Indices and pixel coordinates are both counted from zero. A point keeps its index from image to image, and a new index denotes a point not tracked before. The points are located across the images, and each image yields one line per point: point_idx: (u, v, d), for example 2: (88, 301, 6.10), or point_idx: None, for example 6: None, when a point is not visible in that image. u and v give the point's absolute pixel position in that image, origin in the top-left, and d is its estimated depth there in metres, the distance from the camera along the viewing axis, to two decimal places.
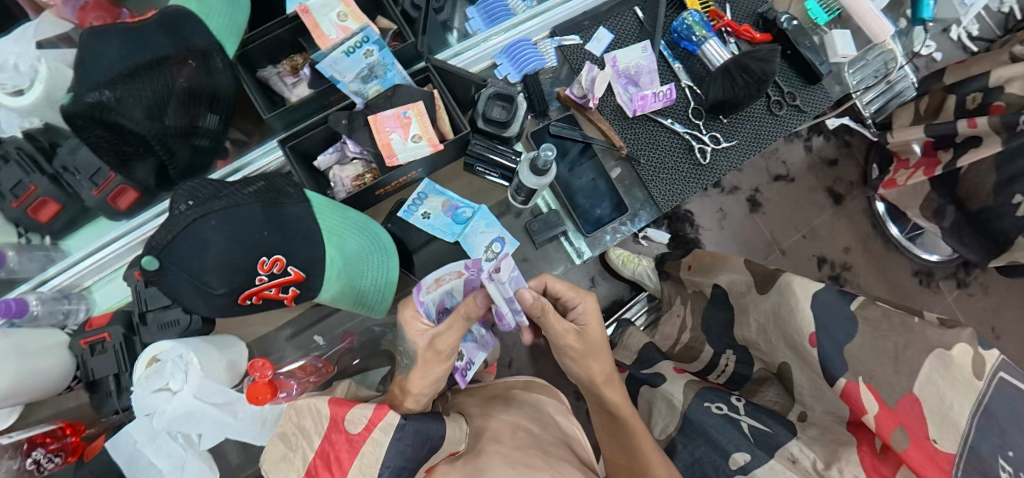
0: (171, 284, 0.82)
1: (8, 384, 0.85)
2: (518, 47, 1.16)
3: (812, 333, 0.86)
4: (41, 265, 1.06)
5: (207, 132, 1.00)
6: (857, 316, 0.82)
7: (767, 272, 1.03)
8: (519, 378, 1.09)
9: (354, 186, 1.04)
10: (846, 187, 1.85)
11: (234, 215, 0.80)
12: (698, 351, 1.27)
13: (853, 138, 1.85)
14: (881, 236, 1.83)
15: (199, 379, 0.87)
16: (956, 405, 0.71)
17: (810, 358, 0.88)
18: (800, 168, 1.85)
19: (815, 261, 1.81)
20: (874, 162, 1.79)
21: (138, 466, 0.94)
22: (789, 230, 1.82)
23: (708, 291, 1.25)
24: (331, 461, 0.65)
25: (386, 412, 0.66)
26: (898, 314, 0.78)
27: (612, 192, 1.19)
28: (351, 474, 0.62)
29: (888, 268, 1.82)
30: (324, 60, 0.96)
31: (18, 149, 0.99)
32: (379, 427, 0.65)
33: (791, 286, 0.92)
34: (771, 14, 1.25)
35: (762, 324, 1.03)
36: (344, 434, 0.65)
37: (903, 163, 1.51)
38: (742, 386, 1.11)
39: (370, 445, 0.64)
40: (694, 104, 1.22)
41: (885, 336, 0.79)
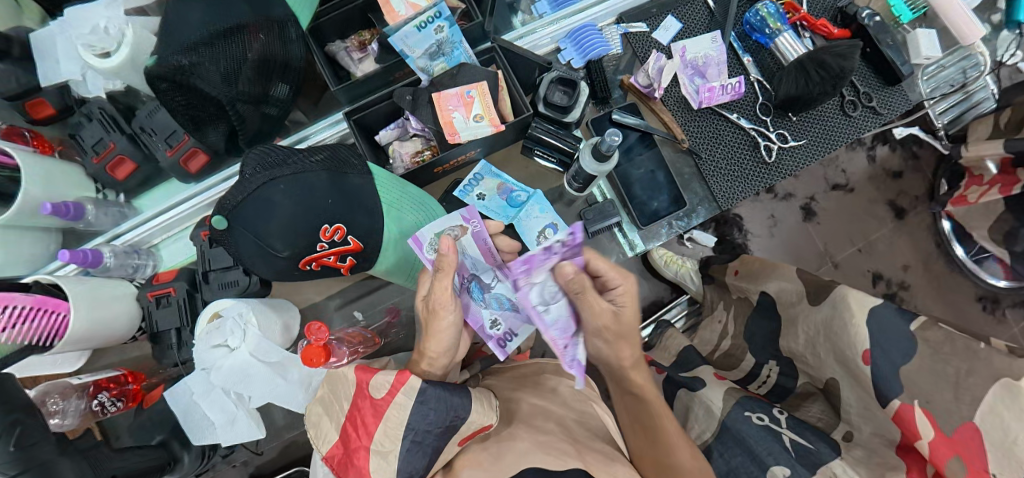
0: (235, 245, 0.84)
1: (82, 330, 0.91)
2: (583, 32, 1.12)
3: (866, 351, 0.83)
4: (115, 220, 1.09)
5: (275, 101, 1.02)
6: (916, 337, 0.79)
7: (820, 282, 0.98)
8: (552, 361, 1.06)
9: (413, 162, 1.05)
10: (911, 201, 1.75)
11: (301, 180, 0.83)
12: (739, 359, 1.22)
13: (922, 150, 1.74)
14: (945, 256, 1.72)
15: (256, 338, 0.90)
16: (1021, 438, 0.66)
17: (861, 376, 0.84)
18: (861, 178, 1.75)
19: (870, 277, 1.72)
20: (943, 176, 1.68)
21: (194, 417, 0.99)
22: (844, 243, 1.74)
23: (754, 298, 1.20)
24: (359, 424, 0.67)
25: (407, 376, 0.67)
26: (963, 338, 0.74)
27: (671, 185, 1.14)
28: (377, 436, 0.66)
29: (947, 292, 1.72)
30: (395, 34, 0.94)
31: (101, 109, 1.06)
32: (402, 391, 0.66)
33: (845, 299, 0.88)
34: (851, 8, 1.19)
35: (810, 336, 0.98)
36: (368, 398, 0.67)
37: (975, 178, 1.43)
38: (784, 398, 1.06)
39: (392, 407, 0.66)
40: (762, 99, 1.17)
41: (946, 360, 0.75)
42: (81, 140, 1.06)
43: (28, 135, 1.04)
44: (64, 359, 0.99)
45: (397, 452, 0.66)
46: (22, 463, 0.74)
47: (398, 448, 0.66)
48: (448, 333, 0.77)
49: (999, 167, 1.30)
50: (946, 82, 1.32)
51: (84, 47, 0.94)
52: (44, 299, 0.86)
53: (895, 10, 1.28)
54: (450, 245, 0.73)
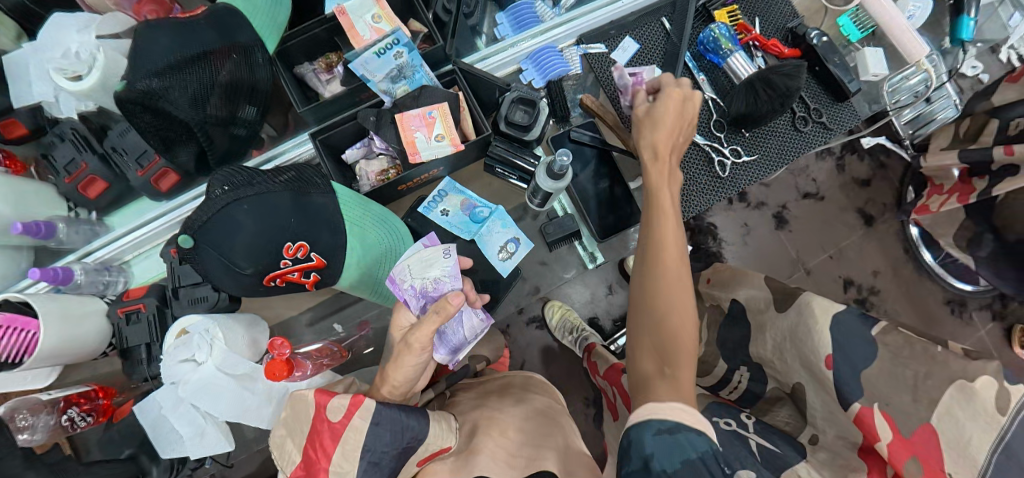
0: (202, 263, 0.88)
1: (52, 347, 0.93)
2: (544, 53, 1.18)
3: (829, 354, 0.89)
4: (86, 238, 1.12)
5: (244, 122, 1.06)
6: (877, 342, 0.86)
7: (786, 290, 1.05)
8: (521, 373, 1.21)
9: (378, 180, 1.09)
10: (879, 208, 1.81)
11: (264, 200, 0.86)
12: (711, 365, 1.26)
13: (889, 159, 1.82)
14: (914, 261, 1.78)
15: (222, 352, 0.94)
16: (975, 439, 0.72)
17: (825, 380, 0.90)
18: (831, 186, 1.83)
19: (841, 283, 1.78)
20: (910, 184, 1.75)
21: (162, 430, 1.01)
22: (816, 250, 1.81)
23: (727, 306, 1.26)
24: (318, 446, 0.75)
25: (361, 400, 0.75)
26: (921, 343, 0.81)
27: (627, 201, 1.17)
28: (335, 457, 0.73)
29: (916, 296, 1.78)
30: (357, 59, 0.99)
31: (72, 130, 1.09)
32: (358, 413, 0.74)
33: (810, 305, 0.94)
34: (801, 29, 1.26)
35: (778, 342, 1.04)
36: (326, 422, 0.75)
37: (937, 187, 1.49)
38: (753, 404, 1.11)
39: (348, 429, 0.73)
40: (716, 116, 1.22)
41: (905, 364, 0.81)
42: (53, 160, 1.09)
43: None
44: (35, 374, 1.01)
45: (354, 472, 0.74)
46: None
47: (354, 468, 0.74)
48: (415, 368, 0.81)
49: (960, 175, 1.34)
50: (909, 93, 1.39)
51: (56, 71, 0.98)
52: (14, 317, 0.89)
53: (843, 31, 1.34)
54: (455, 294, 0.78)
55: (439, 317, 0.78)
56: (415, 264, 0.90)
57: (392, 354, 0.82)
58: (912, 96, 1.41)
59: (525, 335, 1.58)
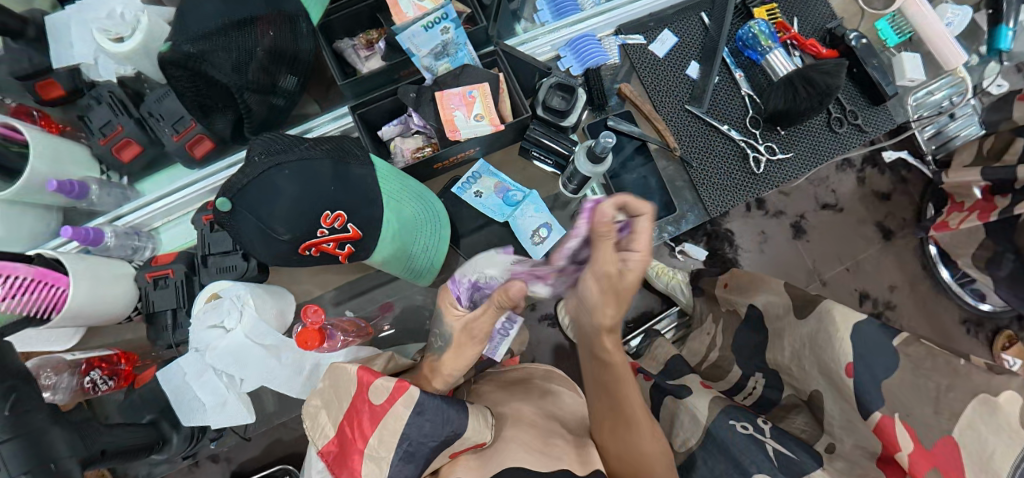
0: (238, 227, 0.87)
1: (76, 307, 0.92)
2: (582, 41, 1.17)
3: (850, 363, 0.89)
4: (117, 202, 1.11)
5: (284, 92, 1.06)
6: (898, 353, 0.85)
7: (806, 297, 1.04)
8: (541, 366, 1.19)
9: (413, 157, 1.08)
10: (898, 223, 1.85)
11: (306, 166, 0.86)
12: (726, 371, 1.28)
13: (909, 174, 1.85)
14: (932, 277, 1.82)
15: (252, 320, 0.93)
16: (998, 453, 0.71)
17: (844, 389, 0.90)
18: (850, 197, 1.87)
19: (857, 296, 1.82)
20: (930, 200, 1.79)
21: (184, 399, 0.99)
22: (833, 262, 1.84)
23: (743, 311, 1.27)
24: (356, 426, 0.77)
25: (406, 387, 0.76)
26: (943, 355, 0.80)
27: (663, 191, 1.18)
28: (371, 441, 0.75)
29: (932, 312, 1.82)
30: (403, 32, 0.97)
31: (110, 93, 1.09)
32: (400, 401, 0.75)
33: (830, 312, 0.95)
34: (840, 30, 1.25)
35: (795, 348, 1.05)
36: (367, 404, 0.77)
37: (959, 205, 1.48)
38: (769, 410, 1.12)
39: (389, 414, 0.75)
40: (752, 112, 1.22)
41: (927, 375, 0.81)
42: (90, 121, 1.09)
43: (36, 114, 1.11)
44: (60, 335, 1.02)
45: (390, 459, 0.74)
46: (13, 429, 0.71)
47: (391, 457, 0.74)
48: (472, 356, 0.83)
49: (983, 193, 1.32)
50: (932, 109, 1.38)
51: (99, 32, 0.98)
52: (44, 272, 0.88)
53: (880, 35, 1.34)
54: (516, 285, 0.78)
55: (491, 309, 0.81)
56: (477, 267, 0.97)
57: (454, 342, 0.83)
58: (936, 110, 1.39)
59: (541, 328, 1.58)
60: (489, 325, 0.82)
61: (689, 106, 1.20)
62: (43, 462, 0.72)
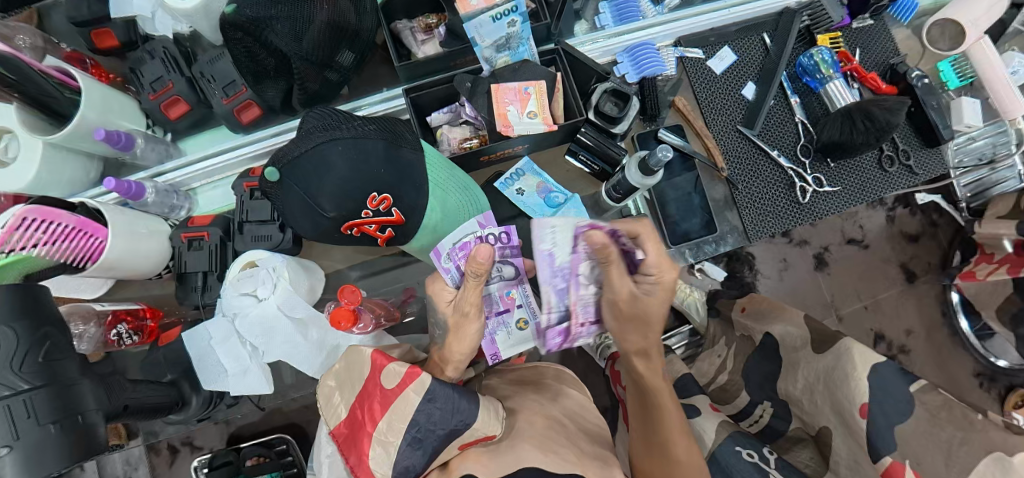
0: (283, 198, 0.87)
1: (111, 259, 0.91)
2: (641, 50, 1.14)
3: (863, 403, 0.93)
4: (159, 158, 1.11)
5: (340, 68, 1.05)
6: (914, 400, 0.89)
7: (823, 333, 1.08)
8: (552, 365, 1.17)
9: (460, 148, 1.06)
10: (923, 267, 1.85)
11: (358, 145, 0.85)
12: (732, 395, 1.35)
13: (941, 218, 1.85)
14: (949, 326, 1.83)
15: (286, 292, 0.93)
16: None
17: (856, 427, 0.95)
18: (878, 237, 1.85)
19: (872, 336, 1.82)
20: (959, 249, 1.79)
21: (206, 362, 0.99)
22: (851, 299, 1.84)
23: (759, 338, 1.29)
24: (368, 409, 0.79)
25: (417, 374, 0.77)
26: (961, 407, 0.84)
27: (705, 210, 1.15)
28: (381, 424, 0.77)
29: (945, 360, 1.82)
30: (471, 21, 0.96)
31: (164, 49, 1.08)
32: (411, 387, 0.76)
33: (849, 350, 0.98)
34: (902, 67, 1.22)
35: (809, 382, 1.09)
36: (379, 389, 0.79)
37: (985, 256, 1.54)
38: (775, 440, 1.21)
39: (400, 399, 0.76)
40: (803, 141, 1.19)
41: (943, 426, 0.85)
42: (140, 75, 1.08)
43: (89, 63, 1.10)
44: (88, 285, 1.02)
45: (398, 445, 0.77)
46: (45, 377, 0.70)
47: (398, 441, 0.77)
48: (475, 337, 0.85)
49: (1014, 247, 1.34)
50: (974, 155, 1.35)
51: None
52: (87, 221, 0.87)
53: (941, 76, 1.31)
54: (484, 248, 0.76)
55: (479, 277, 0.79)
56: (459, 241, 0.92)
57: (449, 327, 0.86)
58: (978, 158, 1.36)
59: None
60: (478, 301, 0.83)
61: (741, 127, 1.18)
62: (71, 414, 0.71)
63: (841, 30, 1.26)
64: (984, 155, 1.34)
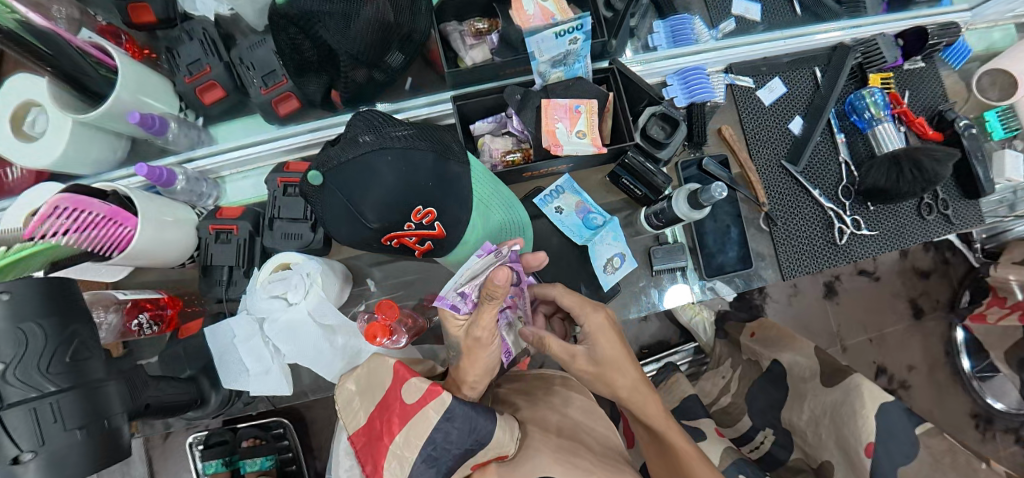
0: (326, 205, 0.83)
1: (139, 250, 0.88)
2: (693, 74, 1.12)
3: (870, 443, 1.02)
4: (192, 143, 1.07)
5: (387, 68, 1.02)
6: (918, 443, 0.99)
7: (834, 367, 1.15)
8: (555, 372, 1.12)
9: (503, 161, 1.03)
10: (931, 303, 1.85)
11: (408, 156, 0.82)
12: (736, 418, 1.38)
13: (954, 257, 1.86)
14: (951, 364, 1.83)
15: (318, 298, 0.90)
16: None
17: (860, 466, 1.03)
18: (890, 270, 1.86)
19: (874, 369, 1.81)
20: (968, 288, 1.80)
21: (227, 360, 0.97)
22: (857, 330, 1.84)
23: (765, 364, 1.33)
24: (388, 421, 0.76)
25: (438, 392, 0.75)
26: (964, 455, 0.94)
27: (743, 243, 1.14)
28: (399, 438, 0.74)
29: (945, 398, 1.81)
30: (533, 36, 0.92)
31: (204, 30, 1.05)
32: (431, 405, 0.74)
33: (859, 388, 1.07)
34: (950, 114, 1.20)
35: (815, 414, 1.15)
36: (399, 402, 0.77)
37: (999, 299, 1.60)
38: (774, 467, 1.25)
39: (418, 416, 0.74)
40: (845, 182, 1.18)
41: (945, 470, 0.95)
42: (177, 55, 1.04)
43: (123, 37, 1.07)
44: (109, 271, 1.00)
45: (413, 460, 0.73)
46: (72, 378, 0.68)
47: (414, 457, 0.74)
48: (490, 355, 0.79)
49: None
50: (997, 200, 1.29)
51: None
52: (117, 211, 0.84)
53: (987, 126, 1.25)
54: (503, 274, 0.69)
55: (495, 302, 0.73)
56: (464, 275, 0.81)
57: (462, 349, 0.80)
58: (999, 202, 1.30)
59: None
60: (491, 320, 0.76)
61: (785, 162, 1.17)
62: (99, 419, 0.69)
63: (893, 70, 1.24)
64: (1006, 199, 1.29)
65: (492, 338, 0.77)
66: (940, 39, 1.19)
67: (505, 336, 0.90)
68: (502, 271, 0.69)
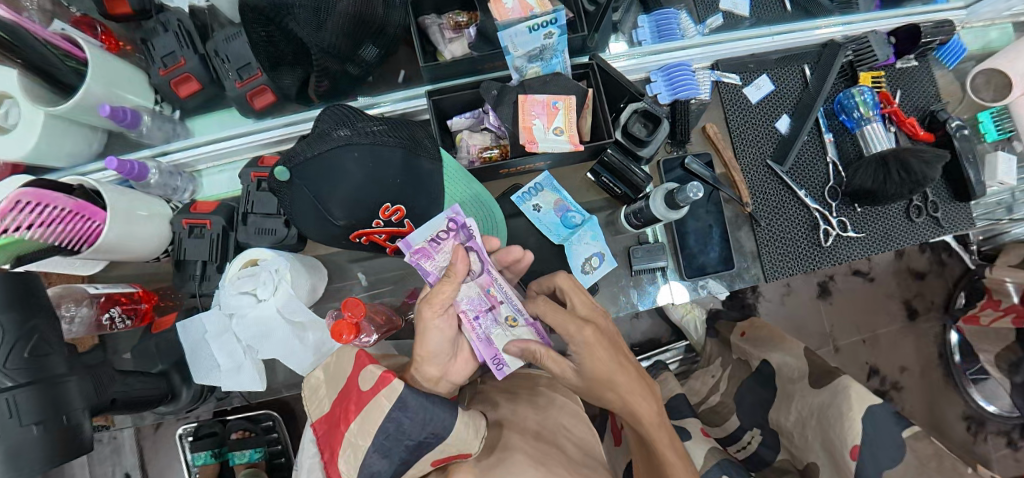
0: (292, 202, 0.81)
1: (108, 244, 0.87)
2: (678, 70, 1.10)
3: (856, 446, 1.00)
4: (166, 136, 1.07)
5: (363, 62, 1.00)
6: (905, 447, 0.97)
7: (822, 368, 1.14)
8: (542, 372, 1.12)
9: (479, 157, 1.02)
10: (926, 305, 1.83)
11: (376, 152, 0.80)
12: (723, 418, 1.36)
13: (950, 259, 1.83)
14: (944, 366, 1.80)
15: (286, 295, 0.89)
16: None
17: (845, 468, 1.02)
18: (884, 271, 1.84)
19: (866, 370, 1.80)
20: (963, 290, 1.77)
21: (199, 356, 0.96)
22: (850, 330, 1.82)
23: (754, 364, 1.32)
24: (347, 409, 0.75)
25: (390, 379, 0.74)
26: (950, 459, 0.92)
27: (725, 243, 1.12)
28: (354, 426, 0.73)
29: (938, 400, 1.80)
30: (506, 30, 0.90)
31: (179, 22, 1.04)
32: (384, 392, 0.73)
33: (847, 390, 1.05)
34: (943, 114, 1.17)
35: (802, 416, 1.14)
36: (356, 389, 0.75)
37: (993, 301, 1.58)
38: (760, 467, 1.24)
39: (371, 403, 0.73)
40: (833, 183, 1.16)
41: (930, 474, 0.93)
42: (152, 48, 1.03)
43: (99, 28, 1.06)
44: (84, 264, 0.98)
45: (367, 449, 0.73)
46: (30, 374, 0.68)
47: (368, 445, 0.73)
48: (439, 335, 0.76)
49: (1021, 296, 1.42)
50: (995, 204, 1.27)
51: None
52: (85, 204, 0.83)
53: (981, 127, 1.22)
54: (461, 255, 0.75)
55: (454, 281, 0.76)
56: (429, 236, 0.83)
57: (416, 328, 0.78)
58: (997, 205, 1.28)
59: None
60: (446, 296, 0.75)
61: (771, 161, 1.14)
62: (58, 415, 0.69)
63: (885, 69, 1.21)
64: (1004, 202, 1.27)
65: (438, 314, 0.76)
66: (934, 37, 1.16)
67: (490, 337, 0.82)
68: (463, 255, 0.75)
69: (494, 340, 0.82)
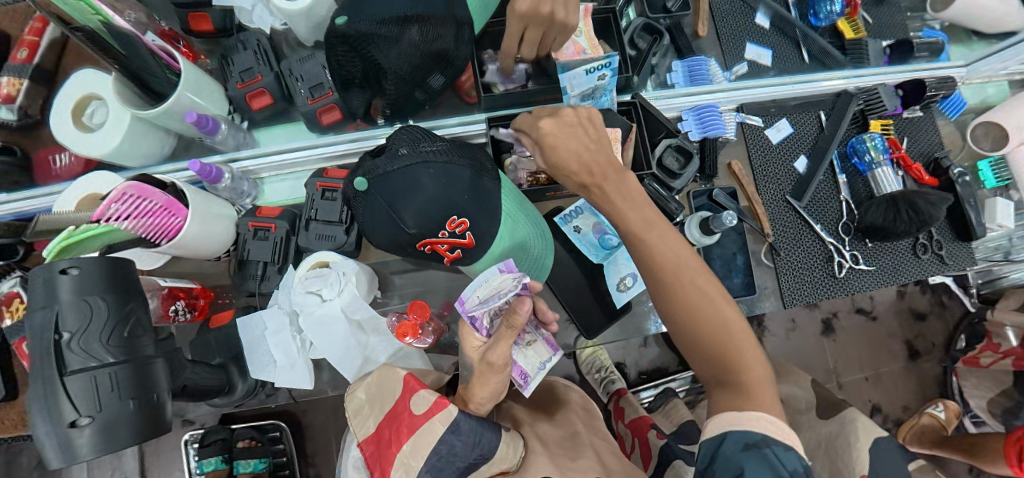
0: (368, 210, 0.90)
1: (186, 238, 0.94)
2: (707, 112, 1.21)
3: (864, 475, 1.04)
4: (237, 145, 1.15)
5: (428, 89, 1.10)
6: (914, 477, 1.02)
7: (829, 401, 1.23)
8: (569, 392, 1.18)
9: (529, 181, 1.11)
10: (927, 345, 1.91)
11: (448, 170, 0.89)
12: None
13: (950, 301, 1.92)
14: None
15: (351, 297, 0.96)
16: None
17: None
18: (886, 311, 1.92)
19: (869, 407, 1.86)
20: (963, 333, 1.85)
21: (255, 352, 1.02)
22: (854, 369, 1.88)
23: None
24: (397, 431, 0.80)
25: (445, 404, 0.78)
26: None
27: (747, 271, 1.21)
28: (405, 448, 0.77)
29: None
30: (566, 72, 1.01)
31: (258, 42, 1.14)
32: (439, 416, 0.77)
33: (856, 423, 1.11)
34: (946, 161, 1.28)
35: (813, 446, 1.19)
36: (408, 413, 0.80)
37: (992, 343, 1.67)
38: None
39: (426, 427, 0.77)
40: (845, 219, 1.25)
41: None
42: (232, 63, 1.13)
43: (181, 43, 1.13)
44: (150, 258, 1.04)
45: (418, 469, 0.77)
46: (125, 351, 0.73)
47: (420, 466, 0.77)
48: (499, 383, 0.83)
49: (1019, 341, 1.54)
50: (994, 249, 1.37)
51: None
52: (173, 201, 0.90)
53: (980, 175, 1.33)
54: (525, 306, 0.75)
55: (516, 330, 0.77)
56: (483, 290, 0.81)
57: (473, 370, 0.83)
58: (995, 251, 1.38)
59: None
60: (506, 353, 0.78)
61: (790, 198, 1.24)
62: (145, 394, 0.73)
63: (893, 118, 1.32)
64: (1002, 247, 1.36)
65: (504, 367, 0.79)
66: (938, 92, 1.30)
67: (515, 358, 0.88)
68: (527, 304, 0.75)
69: (522, 360, 0.89)
